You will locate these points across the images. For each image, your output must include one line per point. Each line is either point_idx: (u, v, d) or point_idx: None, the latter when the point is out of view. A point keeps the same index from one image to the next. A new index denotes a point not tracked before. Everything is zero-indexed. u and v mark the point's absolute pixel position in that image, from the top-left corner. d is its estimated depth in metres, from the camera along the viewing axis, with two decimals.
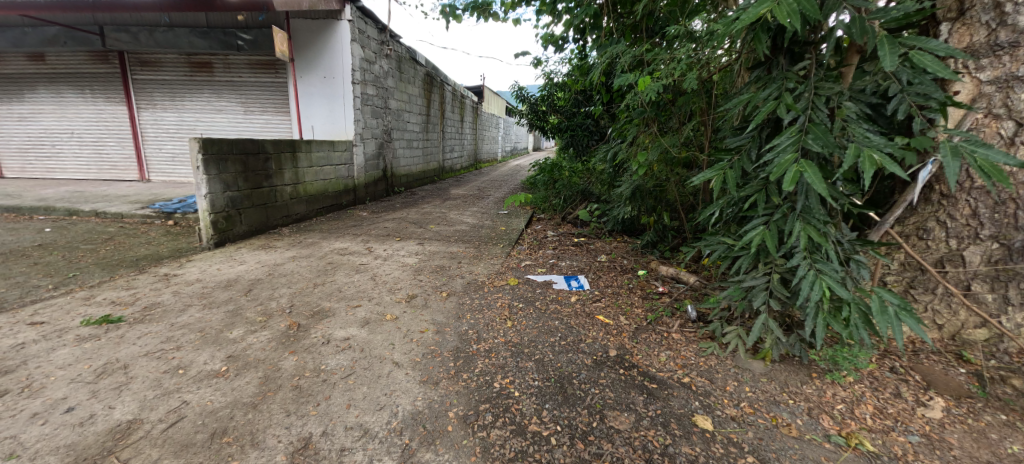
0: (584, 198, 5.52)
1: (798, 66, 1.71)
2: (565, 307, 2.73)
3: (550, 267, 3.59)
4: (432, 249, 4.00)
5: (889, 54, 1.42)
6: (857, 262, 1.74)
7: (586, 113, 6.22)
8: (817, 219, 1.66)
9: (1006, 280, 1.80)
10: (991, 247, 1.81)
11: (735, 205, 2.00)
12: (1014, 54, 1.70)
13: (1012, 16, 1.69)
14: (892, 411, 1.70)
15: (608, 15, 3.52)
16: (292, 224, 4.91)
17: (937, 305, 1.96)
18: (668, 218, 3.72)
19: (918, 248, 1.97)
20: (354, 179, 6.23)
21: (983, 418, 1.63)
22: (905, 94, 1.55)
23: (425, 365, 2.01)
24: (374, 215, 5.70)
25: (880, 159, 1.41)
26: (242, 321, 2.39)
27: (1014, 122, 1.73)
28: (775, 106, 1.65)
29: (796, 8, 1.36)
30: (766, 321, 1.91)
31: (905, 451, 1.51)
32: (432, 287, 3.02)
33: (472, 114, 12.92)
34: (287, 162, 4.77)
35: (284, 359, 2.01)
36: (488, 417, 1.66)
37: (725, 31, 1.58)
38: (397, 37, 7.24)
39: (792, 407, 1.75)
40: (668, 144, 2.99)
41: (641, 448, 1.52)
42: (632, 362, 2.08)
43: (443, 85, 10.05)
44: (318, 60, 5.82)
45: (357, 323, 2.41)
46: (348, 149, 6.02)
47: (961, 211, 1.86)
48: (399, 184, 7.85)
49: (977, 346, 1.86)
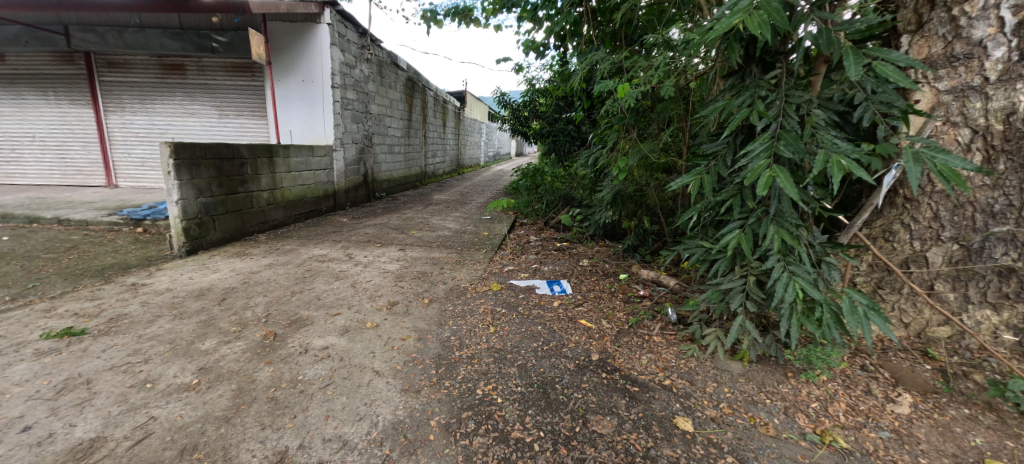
0: (566, 203, 5.58)
1: (769, 75, 1.77)
2: (548, 312, 2.74)
3: (533, 272, 3.60)
4: (414, 255, 3.96)
5: (854, 64, 1.48)
6: (829, 264, 1.80)
7: (567, 119, 6.32)
8: (790, 223, 1.72)
9: (966, 279, 1.89)
10: (952, 248, 1.90)
11: (712, 209, 2.04)
12: (968, 65, 1.80)
13: (967, 29, 1.80)
14: (864, 407, 1.76)
15: (590, 22, 3.66)
16: (269, 230, 4.78)
17: (903, 304, 2.04)
18: (648, 223, 3.77)
19: (884, 250, 2.06)
20: (334, 184, 6.12)
21: (948, 412, 1.70)
22: (869, 102, 1.60)
23: (406, 373, 1.98)
24: (354, 221, 5.61)
25: (848, 164, 1.45)
26: (215, 331, 2.31)
27: (970, 129, 1.82)
28: (748, 113, 1.70)
29: (767, 19, 1.41)
30: (743, 323, 1.95)
31: (876, 446, 1.57)
32: (414, 293, 2.99)
33: (454, 120, 12.90)
34: (264, 167, 4.67)
35: (260, 371, 1.95)
36: (471, 425, 1.64)
37: (699, 40, 1.62)
38: (377, 42, 7.20)
39: (769, 406, 1.79)
40: (647, 150, 3.06)
41: (623, 452, 1.53)
42: (614, 366, 2.10)
43: (424, 90, 9.96)
44: (296, 63, 5.72)
45: (337, 332, 2.36)
46: (328, 154, 5.92)
47: (923, 214, 1.95)
48: (380, 189, 7.76)
49: (941, 343, 1.94)
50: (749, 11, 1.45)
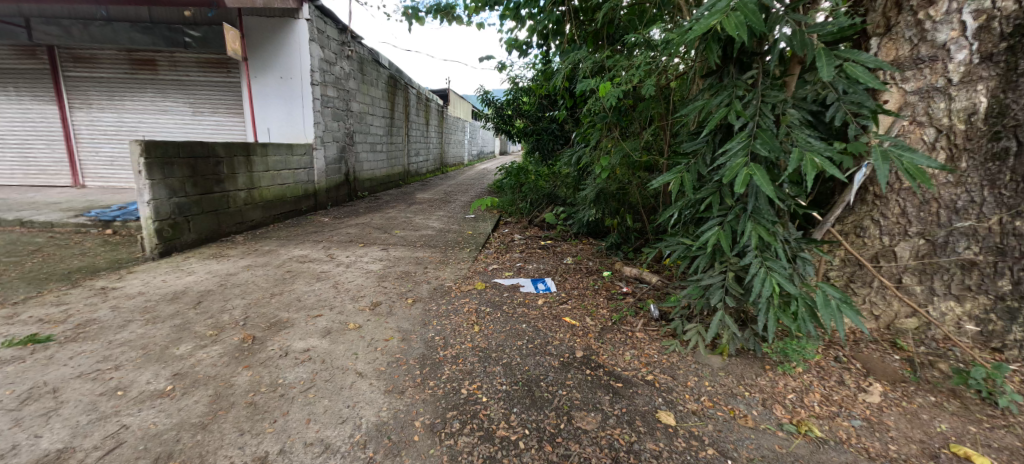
0: (550, 202, 5.61)
1: (746, 75, 1.81)
2: (532, 310, 2.75)
3: (517, 271, 3.60)
4: (397, 255, 3.93)
5: (826, 65, 1.52)
6: (803, 259, 1.85)
7: (550, 118, 6.35)
8: (767, 220, 1.76)
9: (931, 273, 1.97)
10: (919, 243, 1.98)
11: (692, 207, 2.07)
12: (932, 67, 1.88)
13: (931, 33, 1.87)
14: (838, 397, 1.82)
15: (572, 21, 3.69)
16: (246, 231, 4.66)
17: (874, 297, 2.11)
18: (631, 220, 3.82)
19: (856, 245, 2.13)
20: (314, 183, 6.00)
21: (916, 400, 1.77)
22: (841, 102, 1.65)
23: (390, 374, 1.96)
24: (335, 220, 5.51)
25: (821, 163, 1.50)
26: (190, 335, 2.24)
27: (934, 129, 1.90)
28: (726, 113, 1.73)
29: (744, 20, 1.44)
30: (723, 318, 2.00)
31: (849, 434, 1.63)
32: (397, 293, 2.96)
33: (437, 118, 12.81)
34: (241, 166, 4.54)
35: (238, 375, 1.90)
36: (456, 425, 1.63)
37: (679, 40, 1.65)
38: (358, 38, 7.10)
39: (748, 399, 1.83)
40: (629, 148, 3.10)
41: (608, 447, 1.54)
42: (598, 362, 2.12)
43: (406, 88, 9.87)
44: (274, 59, 5.59)
45: (318, 333, 2.32)
46: (308, 152, 5.80)
47: (892, 211, 2.03)
48: (362, 189, 7.65)
49: (909, 334, 2.02)
50: (726, 12, 1.47)
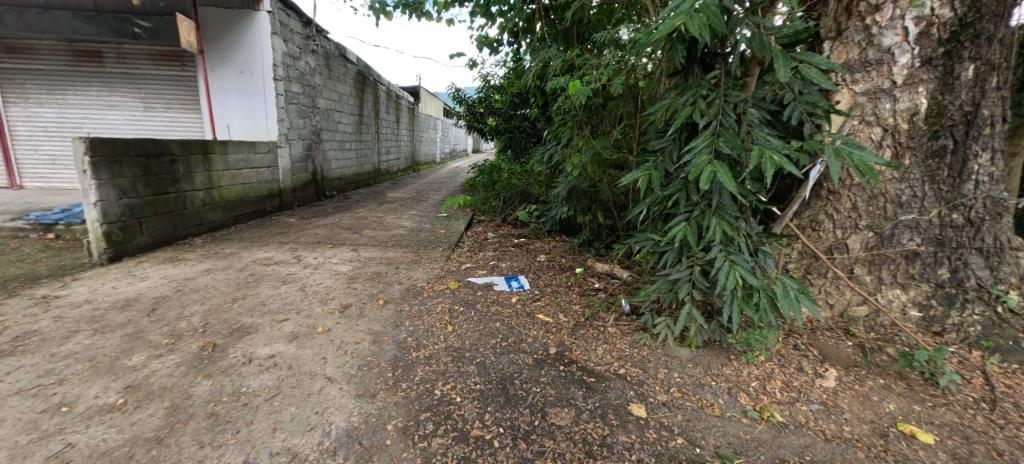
0: (523, 199, 5.62)
1: (709, 75, 1.86)
2: (506, 308, 2.75)
3: (491, 269, 3.60)
4: (368, 255, 3.84)
5: (783, 66, 1.59)
6: (764, 253, 1.93)
7: (523, 116, 6.37)
8: (730, 215, 1.83)
9: (879, 263, 2.10)
10: (868, 235, 2.10)
11: (660, 203, 2.12)
12: (879, 70, 2.00)
13: (877, 37, 1.99)
14: (797, 383, 1.91)
15: (542, 19, 3.71)
16: (205, 233, 4.44)
17: (828, 287, 2.23)
18: (602, 217, 3.87)
19: (812, 238, 2.24)
20: (279, 182, 5.79)
21: (867, 383, 1.88)
22: (797, 102, 1.73)
23: (361, 378, 1.92)
24: (302, 221, 5.33)
25: (779, 160, 1.56)
26: (144, 345, 2.12)
27: (881, 128, 2.02)
28: (691, 111, 1.78)
29: (706, 21, 1.49)
30: (690, 311, 2.06)
31: (807, 418, 1.71)
32: (368, 295, 2.90)
33: (408, 116, 12.61)
34: (199, 165, 4.32)
35: (197, 385, 1.81)
36: (430, 427, 1.62)
37: (645, 39, 1.68)
38: (323, 33, 6.88)
39: (714, 388, 1.90)
40: (599, 146, 3.16)
41: (581, 442, 1.56)
42: (571, 358, 2.14)
43: (375, 85, 9.65)
44: (232, 53, 5.33)
45: (284, 338, 2.24)
46: (272, 150, 5.59)
47: (844, 205, 2.14)
48: (330, 188, 7.43)
49: (860, 321, 2.15)
50: (690, 13, 1.52)
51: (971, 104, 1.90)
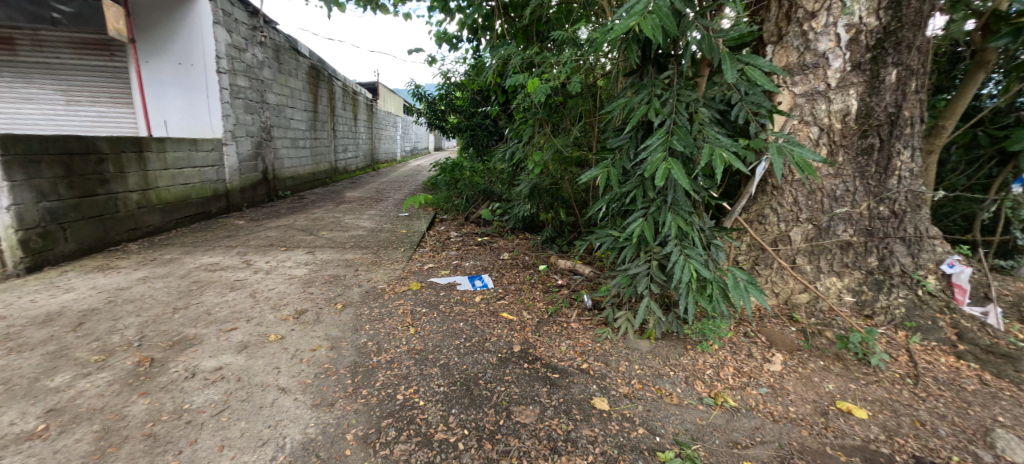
0: (486, 197, 5.59)
1: (663, 75, 1.92)
2: (470, 308, 2.73)
3: (454, 269, 3.55)
4: (325, 258, 3.69)
5: (729, 68, 1.67)
6: (716, 246, 2.02)
7: (484, 113, 6.34)
8: (684, 211, 1.90)
9: (818, 253, 2.25)
10: (808, 228, 2.25)
11: (619, 200, 2.17)
12: (815, 73, 2.13)
13: (813, 43, 2.11)
14: (747, 369, 2.02)
15: (501, 17, 3.69)
16: (141, 238, 4.10)
17: (774, 277, 2.36)
18: (564, 214, 3.92)
19: (758, 231, 2.37)
20: (226, 183, 5.44)
21: (809, 365, 2.02)
22: (744, 102, 1.82)
23: (317, 387, 1.83)
24: (251, 223, 5.05)
25: (728, 157, 1.64)
26: (69, 363, 1.93)
27: (818, 127, 2.16)
28: (646, 110, 1.83)
29: (658, 23, 1.53)
30: (649, 304, 2.12)
31: (757, 401, 1.81)
32: (325, 299, 2.78)
33: (366, 112, 12.23)
34: (132, 164, 3.98)
35: (132, 404, 1.66)
36: (392, 433, 1.57)
37: (601, 39, 1.71)
38: (272, 24, 6.53)
39: (672, 377, 1.97)
40: (560, 144, 3.20)
41: (546, 439, 1.57)
42: (536, 355, 2.15)
43: (330, 80, 9.29)
44: (168, 42, 4.89)
45: (232, 349, 2.11)
46: (216, 148, 5.24)
47: (786, 200, 2.28)
48: (283, 188, 7.08)
49: (802, 307, 2.30)
50: (644, 14, 1.55)
51: (894, 106, 2.09)
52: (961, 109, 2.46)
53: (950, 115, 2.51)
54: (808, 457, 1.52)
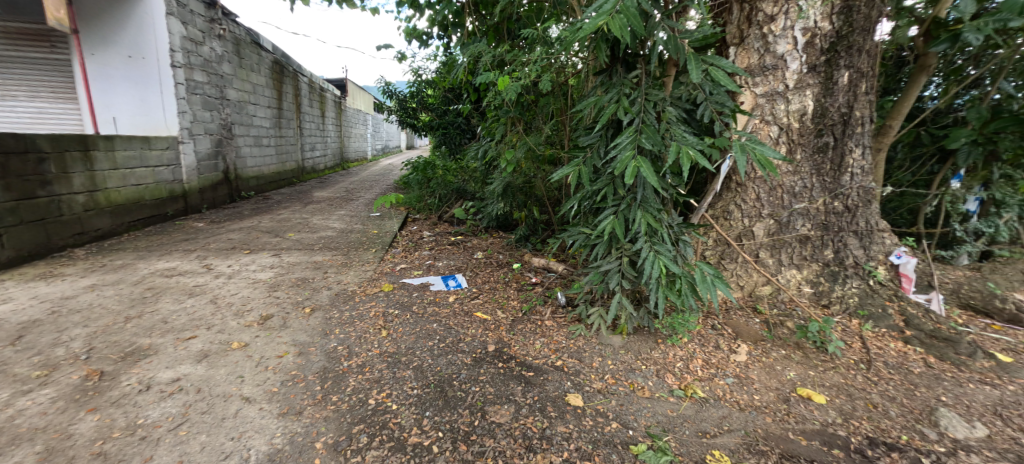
0: (459, 196, 5.54)
1: (632, 74, 1.95)
2: (444, 308, 2.69)
3: (427, 269, 3.51)
4: (292, 260, 3.56)
5: (694, 68, 1.71)
6: (684, 242, 2.07)
7: (456, 111, 6.28)
8: (653, 208, 1.94)
9: (779, 247, 2.35)
10: (769, 223, 2.34)
11: (590, 198, 2.19)
12: (775, 74, 2.22)
13: (772, 45, 2.20)
14: (715, 360, 2.08)
15: (472, 14, 3.66)
16: (89, 243, 3.84)
17: (739, 271, 2.45)
18: (537, 212, 3.94)
19: (723, 227, 2.45)
20: (183, 183, 5.17)
21: (772, 354, 2.11)
22: (709, 102, 1.88)
23: (284, 395, 1.77)
24: (212, 225, 4.82)
25: (695, 155, 1.68)
26: (8, 380, 1.78)
27: (777, 127, 2.26)
28: (616, 109, 1.86)
29: (626, 23, 1.55)
30: (621, 300, 2.15)
31: (724, 391, 1.87)
32: (292, 303, 2.68)
33: (335, 110, 11.90)
34: (77, 164, 3.72)
35: (80, 422, 1.56)
36: (364, 439, 1.53)
37: (571, 37, 1.71)
38: (231, 16, 6.24)
39: (644, 371, 2.01)
40: (532, 142, 3.21)
41: (521, 437, 1.58)
42: (510, 354, 2.15)
43: (296, 76, 8.98)
44: (116, 33, 4.60)
45: (192, 358, 2.00)
46: (172, 147, 4.97)
47: (749, 196, 2.36)
48: (246, 188, 6.79)
49: (765, 299, 2.39)
50: (612, 14, 1.56)
51: (847, 107, 2.20)
52: (904, 111, 2.62)
53: (896, 116, 2.67)
54: (771, 443, 1.58)
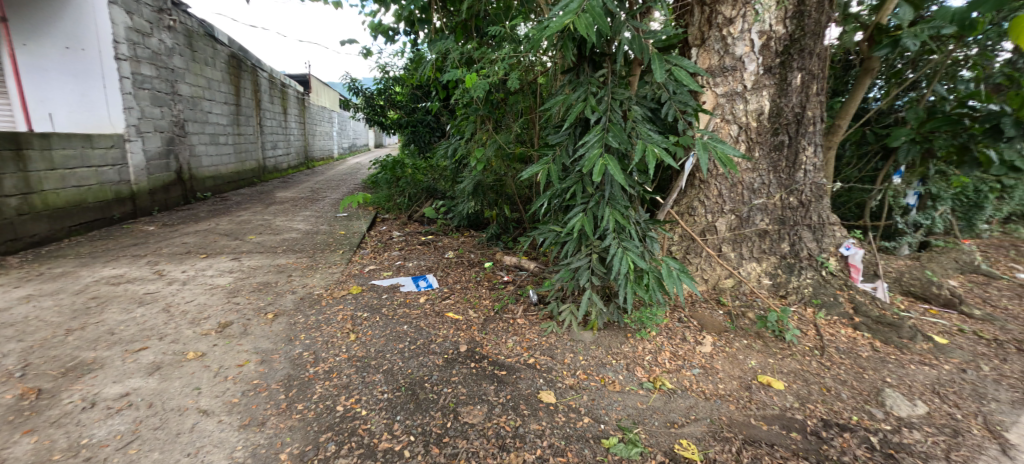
0: (429, 195, 5.46)
1: (598, 73, 1.97)
2: (414, 309, 2.65)
3: (397, 270, 3.44)
4: (253, 264, 3.41)
5: (658, 67, 1.75)
6: (651, 238, 2.12)
7: (425, 109, 6.19)
8: (621, 205, 1.97)
9: (740, 241, 2.45)
10: (731, 218, 2.43)
11: (560, 196, 2.20)
12: (734, 75, 2.30)
13: (731, 47, 2.28)
14: (682, 352, 2.15)
15: (439, 11, 3.61)
16: (23, 250, 3.54)
17: (703, 265, 2.53)
18: (508, 211, 3.94)
19: (688, 222, 2.52)
20: (131, 184, 4.84)
21: (735, 344, 2.19)
22: (672, 101, 1.93)
23: (245, 406, 1.69)
24: (164, 228, 4.54)
25: (659, 153, 1.72)
26: None
27: (737, 126, 2.34)
28: (583, 108, 1.88)
29: (592, 22, 1.56)
30: (591, 296, 2.18)
31: (691, 382, 1.93)
32: (253, 309, 2.57)
33: (298, 107, 11.48)
34: (7, 164, 3.42)
35: (13, 445, 1.43)
36: (331, 448, 1.49)
37: (538, 35, 1.71)
38: (181, 6, 5.89)
39: (615, 366, 2.05)
40: (502, 141, 3.20)
41: (494, 437, 1.57)
42: (482, 354, 2.14)
43: (255, 71, 8.59)
44: (51, 22, 4.22)
45: (143, 371, 1.88)
46: (117, 145, 4.64)
47: (711, 193, 2.45)
48: (202, 189, 6.45)
49: (727, 291, 2.49)
50: (578, 13, 1.57)
51: (800, 107, 2.31)
52: (851, 111, 2.78)
53: (844, 116, 2.83)
54: (735, 430, 1.64)
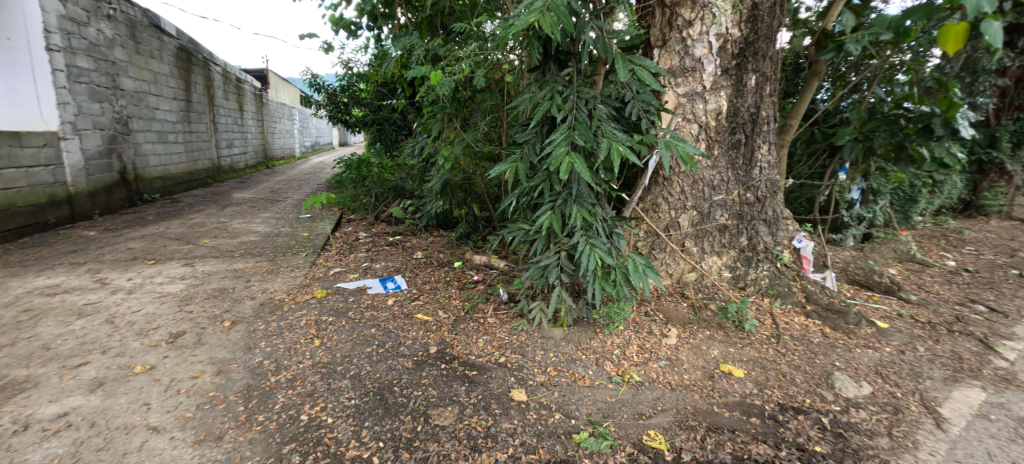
0: (396, 195, 5.36)
1: (564, 72, 1.99)
2: (382, 312, 2.59)
3: (364, 271, 3.35)
4: (208, 269, 3.23)
5: (622, 67, 1.78)
6: (617, 234, 2.16)
7: (390, 107, 6.06)
8: (588, 203, 2.00)
9: (701, 236, 2.54)
10: (692, 214, 2.52)
11: (528, 194, 2.21)
12: (693, 76, 2.38)
13: (691, 49, 2.36)
14: (648, 345, 2.21)
15: (404, 7, 3.54)
16: None
17: (667, 260, 2.61)
18: (478, 209, 3.93)
19: (653, 219, 2.59)
20: (67, 185, 4.48)
21: (698, 336, 2.27)
22: (636, 100, 1.97)
23: (200, 420, 1.60)
24: (106, 233, 4.23)
25: (624, 151, 1.75)
26: None
27: (697, 125, 2.42)
28: (550, 106, 1.89)
29: (557, 21, 1.57)
30: (560, 293, 2.20)
31: (657, 374, 1.99)
32: (209, 317, 2.43)
33: (255, 104, 10.97)
34: None
35: None
36: (296, 459, 1.43)
37: (504, 33, 1.71)
38: None
39: (584, 361, 2.08)
40: (470, 139, 3.17)
41: (466, 438, 1.56)
42: (453, 355, 2.12)
43: (207, 65, 8.13)
44: None
45: (84, 388, 1.74)
46: (50, 144, 4.28)
47: (674, 190, 2.52)
48: (149, 190, 6.04)
49: (690, 285, 2.57)
50: (542, 11, 1.57)
51: (754, 107, 2.42)
52: (801, 111, 2.94)
53: (794, 116, 2.98)
54: (699, 419, 1.70)
